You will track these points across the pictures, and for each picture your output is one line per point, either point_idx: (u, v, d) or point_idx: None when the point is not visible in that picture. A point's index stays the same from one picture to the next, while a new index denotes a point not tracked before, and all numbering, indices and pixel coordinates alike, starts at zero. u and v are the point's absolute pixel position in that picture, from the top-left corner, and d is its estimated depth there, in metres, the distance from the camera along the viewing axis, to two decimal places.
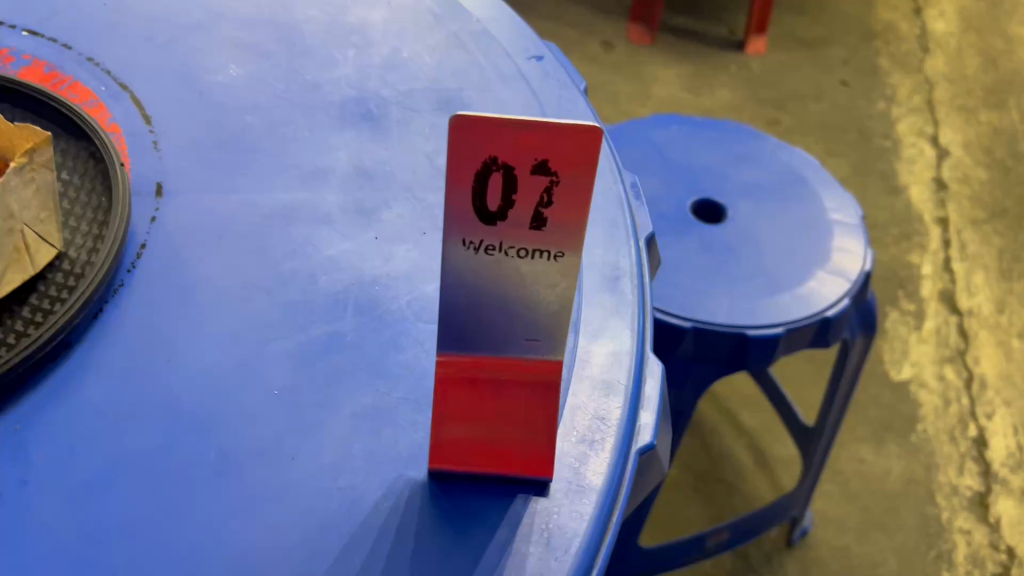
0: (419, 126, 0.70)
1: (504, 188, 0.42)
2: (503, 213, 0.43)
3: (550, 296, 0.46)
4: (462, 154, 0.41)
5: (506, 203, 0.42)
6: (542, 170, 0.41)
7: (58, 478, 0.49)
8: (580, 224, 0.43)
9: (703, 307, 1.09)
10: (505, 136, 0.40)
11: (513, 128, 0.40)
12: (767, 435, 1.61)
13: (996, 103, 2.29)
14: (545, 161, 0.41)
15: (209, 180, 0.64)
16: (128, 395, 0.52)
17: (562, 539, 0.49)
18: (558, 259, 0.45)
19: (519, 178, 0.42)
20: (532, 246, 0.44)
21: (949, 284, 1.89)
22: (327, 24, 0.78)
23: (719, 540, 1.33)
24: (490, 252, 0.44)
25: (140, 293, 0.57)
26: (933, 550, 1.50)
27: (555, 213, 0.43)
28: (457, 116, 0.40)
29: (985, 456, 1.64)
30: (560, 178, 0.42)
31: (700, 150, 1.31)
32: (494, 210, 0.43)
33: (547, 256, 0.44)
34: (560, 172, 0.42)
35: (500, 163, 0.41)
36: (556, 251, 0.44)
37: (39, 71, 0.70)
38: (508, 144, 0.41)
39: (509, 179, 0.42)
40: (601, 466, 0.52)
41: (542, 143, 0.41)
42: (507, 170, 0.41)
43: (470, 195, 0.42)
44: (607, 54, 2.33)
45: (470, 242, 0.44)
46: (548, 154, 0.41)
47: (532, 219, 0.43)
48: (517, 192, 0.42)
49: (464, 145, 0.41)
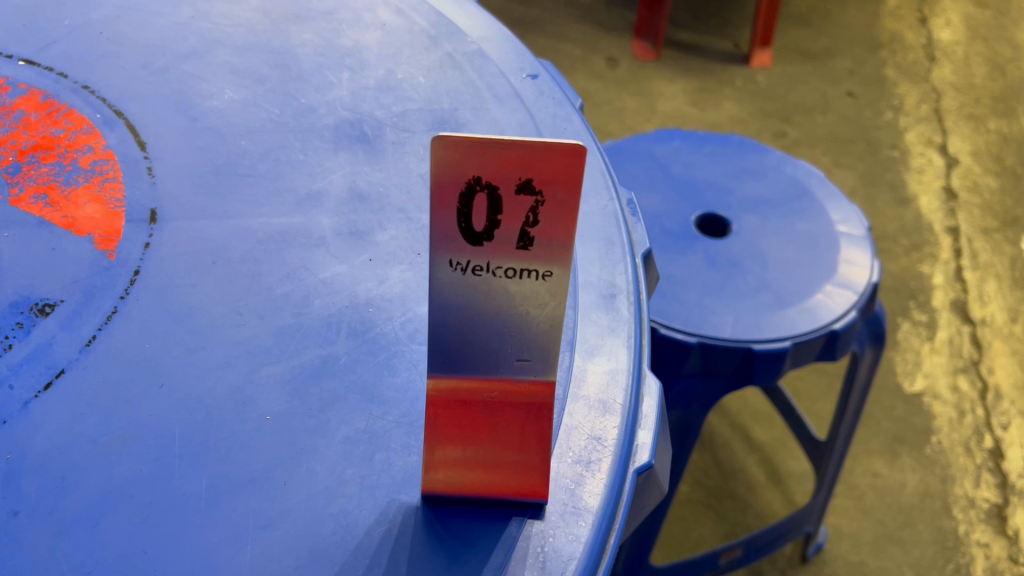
0: (413, 147, 0.70)
1: (490, 208, 0.42)
2: (489, 233, 0.43)
3: (539, 316, 0.46)
4: (446, 174, 0.41)
5: (492, 222, 0.42)
6: (526, 189, 0.41)
7: (49, 508, 0.48)
8: (567, 245, 0.43)
9: (707, 322, 1.08)
10: (489, 155, 0.40)
11: (498, 148, 0.40)
12: (779, 450, 1.59)
13: (1005, 110, 2.28)
14: (529, 179, 0.41)
15: (203, 206, 0.64)
16: (120, 423, 0.52)
17: (558, 562, 0.48)
18: (547, 278, 0.44)
19: (503, 198, 0.42)
20: (519, 265, 0.44)
21: (961, 294, 1.87)
22: (322, 47, 0.79)
23: (731, 558, 1.30)
24: (477, 272, 0.44)
25: (133, 320, 0.57)
26: (951, 564, 1.47)
27: (542, 231, 0.43)
28: (439, 136, 0.39)
29: (1002, 467, 1.61)
30: (544, 197, 0.42)
31: (701, 164, 1.31)
32: (480, 229, 0.42)
33: (536, 275, 0.44)
34: (544, 191, 0.41)
35: (484, 183, 0.41)
36: (545, 270, 0.44)
37: (35, 99, 0.71)
38: (493, 164, 0.41)
39: (494, 200, 0.42)
40: (597, 486, 0.51)
41: (524, 163, 0.41)
42: (491, 191, 0.41)
43: (456, 215, 0.42)
44: (612, 71, 2.34)
45: (457, 263, 0.44)
46: (532, 172, 0.41)
47: (518, 239, 0.43)
48: (502, 213, 0.42)
49: (447, 166, 0.41)
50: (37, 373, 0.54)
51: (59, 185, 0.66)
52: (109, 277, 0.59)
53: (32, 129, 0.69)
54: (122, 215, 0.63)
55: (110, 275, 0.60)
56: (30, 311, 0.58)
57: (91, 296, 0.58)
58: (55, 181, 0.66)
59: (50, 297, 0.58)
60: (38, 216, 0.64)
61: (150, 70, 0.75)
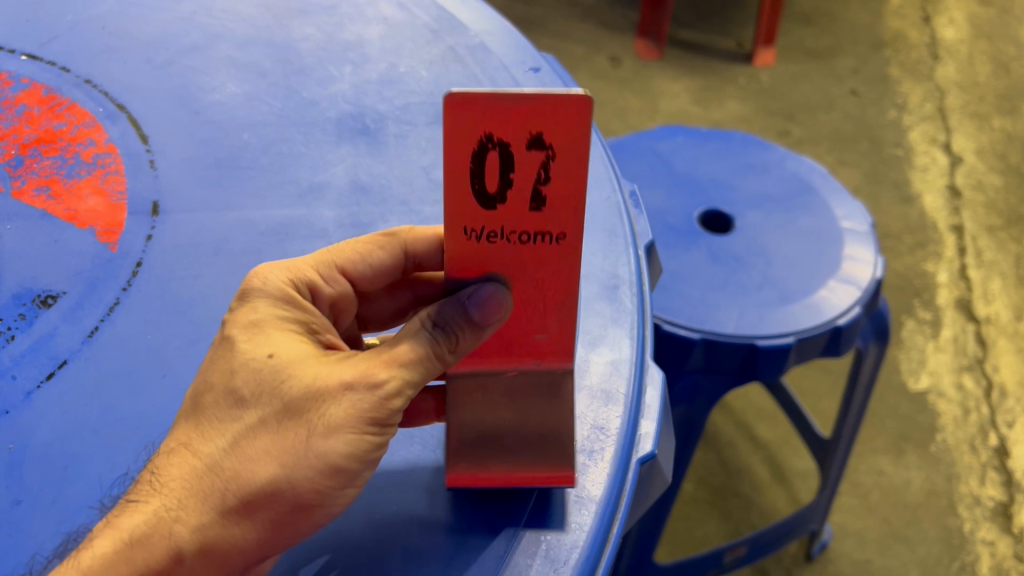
0: (415, 140, 0.70)
1: (502, 168, 0.45)
2: (503, 194, 0.46)
3: (554, 281, 0.50)
4: (461, 135, 0.44)
5: (505, 183, 0.45)
6: (538, 145, 0.44)
7: (53, 498, 0.49)
8: (577, 209, 0.46)
9: (711, 318, 1.08)
10: (500, 112, 0.43)
11: (511, 102, 0.43)
12: (783, 448, 1.59)
13: (1009, 109, 2.27)
14: (540, 135, 0.44)
15: (204, 198, 0.64)
16: (123, 413, 0.53)
17: (562, 551, 0.50)
18: (559, 241, 0.48)
19: (516, 157, 0.45)
20: (533, 228, 0.47)
21: (966, 292, 1.86)
22: (324, 41, 0.79)
23: (735, 555, 1.29)
24: (491, 238, 0.48)
25: (136, 310, 0.57)
26: (957, 562, 1.47)
27: (553, 190, 0.46)
28: (450, 93, 0.42)
29: (1007, 466, 1.60)
30: (555, 152, 0.45)
31: (705, 160, 1.30)
32: (494, 191, 0.46)
33: (548, 238, 0.48)
34: (554, 146, 0.44)
35: (496, 142, 0.44)
36: (557, 233, 0.47)
37: (38, 94, 0.71)
38: (504, 121, 0.44)
39: (506, 158, 0.45)
40: (600, 476, 0.53)
41: (537, 118, 0.43)
42: (504, 149, 0.44)
43: (469, 177, 0.45)
44: (615, 69, 2.34)
45: (471, 230, 0.47)
46: (544, 126, 0.44)
47: (531, 200, 0.46)
48: (514, 172, 0.45)
49: (462, 126, 0.44)
50: (39, 364, 0.55)
51: (61, 178, 0.66)
52: (111, 269, 0.60)
53: (35, 123, 0.69)
54: (124, 207, 0.63)
55: (113, 266, 0.60)
56: (32, 303, 0.58)
57: (94, 287, 0.59)
58: (58, 174, 0.66)
59: (52, 289, 0.59)
60: (40, 209, 0.64)
61: (153, 65, 0.75)
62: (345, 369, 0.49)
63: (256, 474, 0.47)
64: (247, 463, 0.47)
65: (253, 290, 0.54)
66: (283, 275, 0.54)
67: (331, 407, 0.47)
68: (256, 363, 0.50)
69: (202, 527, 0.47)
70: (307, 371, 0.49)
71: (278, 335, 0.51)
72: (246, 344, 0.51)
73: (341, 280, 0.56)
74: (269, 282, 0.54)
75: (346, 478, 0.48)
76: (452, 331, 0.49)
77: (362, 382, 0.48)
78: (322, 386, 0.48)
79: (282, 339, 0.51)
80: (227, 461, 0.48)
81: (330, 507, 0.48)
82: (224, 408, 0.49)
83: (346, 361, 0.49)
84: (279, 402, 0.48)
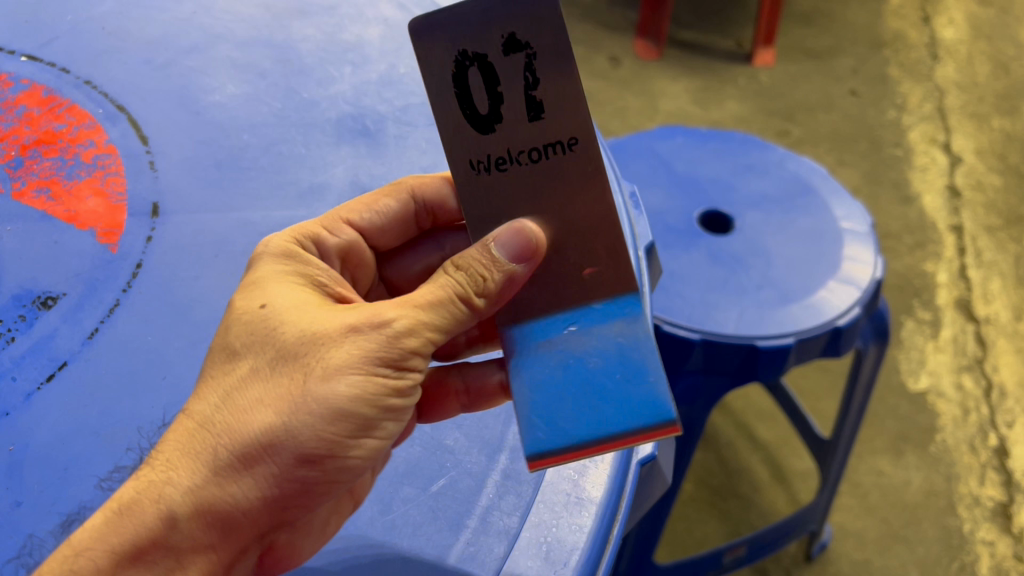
0: (415, 141, 0.70)
1: (489, 83, 0.53)
2: (497, 112, 0.53)
3: (581, 197, 0.55)
4: (445, 63, 0.53)
5: (495, 99, 0.53)
6: (514, 48, 0.52)
7: (53, 499, 0.49)
8: (573, 105, 0.53)
9: (711, 318, 1.08)
10: (466, 26, 0.52)
11: (473, 16, 0.52)
12: (784, 448, 1.59)
13: (1008, 109, 2.27)
14: (512, 37, 0.52)
15: (205, 200, 0.64)
16: (124, 414, 0.53)
17: (563, 551, 0.55)
18: (573, 146, 0.54)
19: (496, 66, 0.53)
20: (540, 142, 0.54)
21: (965, 292, 1.86)
22: (324, 41, 0.79)
23: (735, 556, 1.29)
24: (501, 164, 0.54)
25: (137, 311, 0.58)
26: (956, 562, 1.47)
27: (543, 93, 0.53)
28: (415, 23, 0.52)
29: (1007, 466, 1.60)
30: (532, 49, 0.52)
31: (704, 160, 1.30)
32: (487, 110, 0.54)
33: (561, 147, 0.54)
34: (531, 44, 0.52)
35: (473, 56, 0.53)
36: (568, 139, 0.54)
37: (38, 94, 0.71)
38: (474, 35, 0.52)
39: (489, 69, 0.53)
40: (600, 478, 0.58)
41: (504, 24, 0.52)
42: (483, 61, 0.53)
43: (464, 104, 0.54)
44: (614, 70, 2.34)
45: (478, 161, 0.54)
46: (513, 28, 0.52)
47: (528, 111, 0.53)
48: (501, 84, 0.53)
49: (443, 54, 0.53)
50: (40, 365, 0.55)
51: (61, 179, 0.66)
52: (111, 270, 0.60)
53: (35, 124, 0.69)
54: (124, 208, 0.63)
55: (113, 267, 0.60)
56: (32, 304, 0.58)
57: (93, 288, 0.59)
58: (57, 175, 0.66)
59: (52, 290, 0.59)
60: (40, 210, 0.64)
61: (152, 66, 0.74)
62: (347, 315, 0.51)
63: (253, 421, 0.48)
64: (243, 414, 0.48)
65: (261, 255, 0.57)
66: (277, 240, 0.57)
67: (332, 349, 0.49)
68: (252, 315, 0.52)
69: (196, 486, 0.47)
70: (303, 320, 0.51)
71: (284, 291, 0.54)
72: (243, 302, 0.53)
73: (346, 228, 0.61)
74: (265, 248, 0.57)
75: (355, 423, 0.49)
76: (475, 272, 0.52)
77: (367, 324, 0.50)
78: (322, 334, 0.50)
79: (275, 290, 0.54)
80: (220, 414, 0.49)
81: (339, 456, 0.49)
82: (225, 363, 0.51)
83: (350, 311, 0.52)
84: (275, 350, 0.50)
